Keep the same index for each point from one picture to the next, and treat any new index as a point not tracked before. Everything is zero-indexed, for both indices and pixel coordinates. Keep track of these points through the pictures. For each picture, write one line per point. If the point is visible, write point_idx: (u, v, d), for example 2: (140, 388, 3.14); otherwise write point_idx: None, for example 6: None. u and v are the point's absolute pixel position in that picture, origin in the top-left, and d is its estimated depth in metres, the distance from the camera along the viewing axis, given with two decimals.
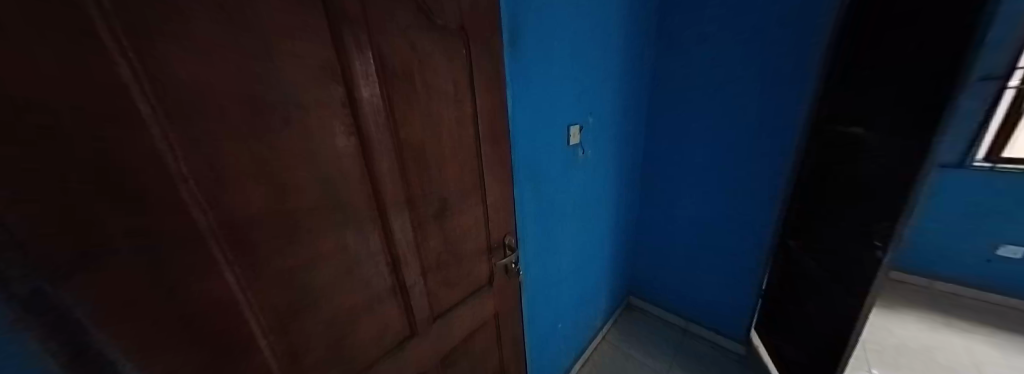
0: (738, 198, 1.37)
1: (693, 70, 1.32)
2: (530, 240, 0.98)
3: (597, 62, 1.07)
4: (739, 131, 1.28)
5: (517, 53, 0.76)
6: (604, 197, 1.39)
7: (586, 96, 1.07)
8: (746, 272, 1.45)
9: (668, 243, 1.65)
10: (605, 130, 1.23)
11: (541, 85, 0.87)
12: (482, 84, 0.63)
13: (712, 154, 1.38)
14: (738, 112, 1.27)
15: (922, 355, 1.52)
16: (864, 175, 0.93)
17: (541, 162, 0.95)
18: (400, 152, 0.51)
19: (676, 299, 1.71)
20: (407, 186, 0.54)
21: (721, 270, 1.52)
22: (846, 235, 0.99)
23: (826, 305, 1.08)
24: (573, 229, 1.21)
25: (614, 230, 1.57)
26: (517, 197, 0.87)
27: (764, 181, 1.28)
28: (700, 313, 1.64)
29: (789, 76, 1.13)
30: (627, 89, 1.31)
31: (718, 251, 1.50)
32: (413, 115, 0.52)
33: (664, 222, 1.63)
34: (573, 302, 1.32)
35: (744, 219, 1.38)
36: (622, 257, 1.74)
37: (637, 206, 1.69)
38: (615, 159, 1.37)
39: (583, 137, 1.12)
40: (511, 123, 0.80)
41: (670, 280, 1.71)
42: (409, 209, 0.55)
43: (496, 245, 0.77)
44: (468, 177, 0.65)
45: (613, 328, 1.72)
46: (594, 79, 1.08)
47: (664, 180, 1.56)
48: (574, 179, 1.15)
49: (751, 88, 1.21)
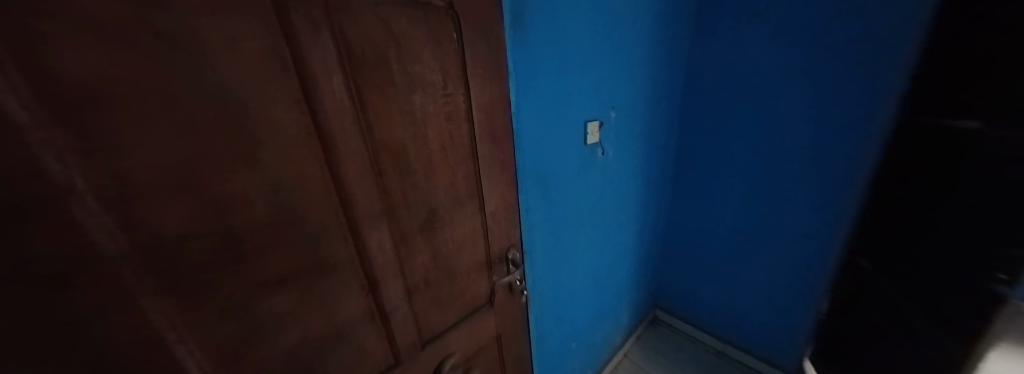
0: (791, 205, 1.18)
1: (739, 55, 1.13)
2: (540, 251, 0.88)
3: (621, 50, 0.94)
4: (796, 126, 1.09)
5: (522, 37, 0.66)
6: (628, 202, 1.26)
7: (608, 86, 0.94)
8: (799, 292, 1.25)
9: (702, 254, 1.47)
10: (629, 127, 1.09)
11: (553, 76, 0.76)
12: (479, 74, 0.53)
13: (761, 154, 1.18)
14: (795, 105, 1.07)
15: None
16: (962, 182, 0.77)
17: (553, 164, 0.84)
18: (373, 154, 0.43)
19: (710, 316, 1.53)
20: (386, 196, 0.46)
21: (767, 286, 1.32)
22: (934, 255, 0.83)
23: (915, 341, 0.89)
24: (590, 237, 1.10)
25: (640, 237, 1.42)
26: (523, 203, 0.78)
27: (828, 186, 1.08)
28: (740, 334, 1.45)
29: (865, 58, 0.92)
30: (655, 80, 1.15)
31: (763, 266, 1.31)
32: (390, 110, 0.44)
33: (697, 230, 1.45)
34: (591, 316, 1.21)
35: (798, 229, 1.18)
36: (648, 267, 1.58)
37: (667, 212, 1.52)
38: (641, 159, 1.23)
39: (603, 135, 0.99)
40: (515, 119, 0.70)
41: (704, 295, 1.52)
42: (389, 221, 0.47)
43: (498, 261, 0.68)
44: (462, 184, 0.56)
45: (636, 345, 1.57)
46: (617, 67, 0.95)
47: (700, 182, 1.37)
48: (593, 181, 1.03)
49: (814, 74, 1.01)
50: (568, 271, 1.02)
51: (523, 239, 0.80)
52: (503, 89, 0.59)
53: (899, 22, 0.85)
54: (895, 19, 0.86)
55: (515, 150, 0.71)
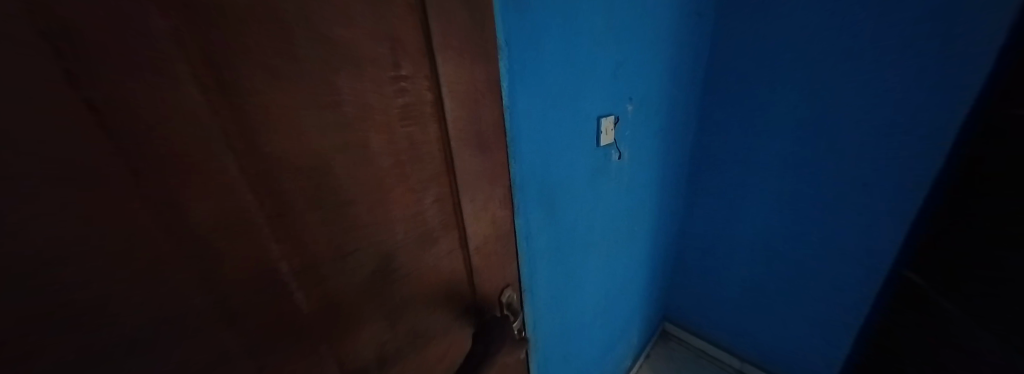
0: (829, 214, 1.04)
1: (778, 41, 0.97)
2: (543, 279, 0.72)
3: (640, 31, 0.78)
4: (843, 124, 0.94)
5: (521, 6, 0.49)
6: (644, 210, 1.11)
7: (626, 76, 0.79)
8: (833, 308, 1.12)
9: (719, 265, 1.34)
10: (648, 126, 0.94)
11: (559, 60, 0.60)
12: (454, 48, 0.35)
13: (797, 155, 1.04)
14: (846, 98, 0.92)
15: None
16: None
17: (559, 172, 0.69)
18: (265, 180, 0.24)
19: (727, 332, 1.40)
20: (292, 247, 0.27)
21: (796, 302, 1.19)
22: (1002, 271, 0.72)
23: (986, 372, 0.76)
24: (601, 254, 0.95)
25: (654, 248, 1.28)
26: (522, 226, 0.62)
27: (878, 193, 0.95)
28: (762, 352, 1.33)
29: (943, 44, 0.78)
30: (676, 71, 0.99)
31: (791, 280, 1.18)
32: (298, 103, 0.25)
33: (719, 240, 1.30)
34: (601, 339, 1.09)
35: (837, 240, 1.05)
36: (661, 279, 1.44)
37: (682, 219, 1.38)
38: (659, 162, 1.08)
39: (617, 135, 0.84)
40: (511, 118, 0.53)
41: (721, 309, 1.39)
42: (296, 288, 0.29)
43: (488, 309, 0.50)
44: (434, 212, 0.38)
45: (646, 364, 1.44)
46: (636, 54, 0.80)
47: (720, 186, 1.23)
48: (607, 190, 0.88)
49: (872, 63, 0.86)
50: (576, 294, 0.89)
51: (523, 271, 0.64)
52: (494, 73, 0.41)
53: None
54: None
55: (510, 158, 0.54)
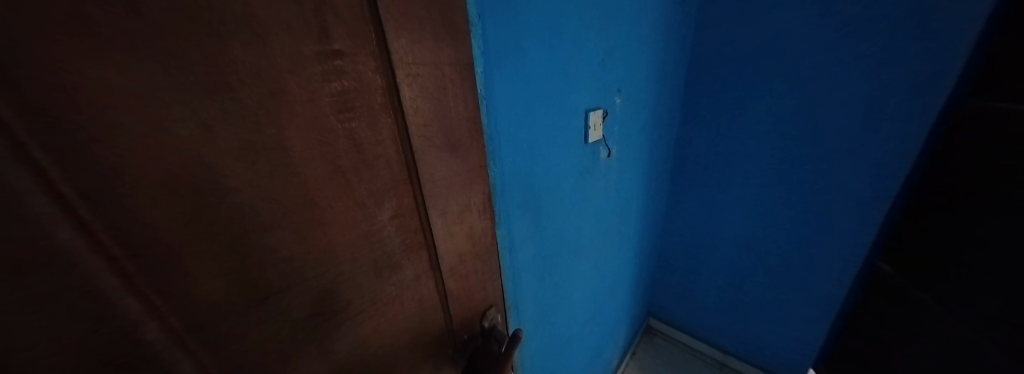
0: (806, 208, 1.05)
1: (761, 34, 0.95)
2: (528, 291, 0.66)
3: (626, 19, 0.73)
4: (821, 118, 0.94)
5: None
6: (631, 210, 1.08)
7: (613, 68, 0.74)
8: (811, 299, 1.15)
9: (704, 259, 1.33)
10: (634, 122, 0.90)
11: (543, 48, 0.53)
12: (410, 16, 0.26)
13: (778, 152, 1.04)
14: (824, 93, 0.92)
15: None
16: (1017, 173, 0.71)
17: (545, 172, 0.62)
18: (97, 208, 0.15)
19: (710, 325, 1.42)
20: (165, 304, 0.18)
21: (775, 294, 1.22)
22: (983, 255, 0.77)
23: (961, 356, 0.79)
24: (589, 256, 0.91)
25: (641, 247, 1.26)
26: (506, 236, 0.55)
27: (855, 189, 0.96)
28: (744, 344, 1.36)
29: (920, 40, 0.78)
30: (661, 65, 0.96)
31: (772, 273, 1.19)
32: (153, 82, 0.16)
33: (703, 237, 1.30)
34: (590, 342, 1.07)
35: (814, 233, 1.07)
36: (646, 275, 1.43)
37: (665, 215, 1.37)
38: (645, 161, 1.05)
39: (606, 130, 0.79)
40: (491, 114, 0.45)
41: (706, 304, 1.40)
42: (182, 361, 0.20)
43: (468, 337, 0.43)
44: (393, 232, 0.30)
45: (633, 362, 1.43)
46: (623, 43, 0.75)
47: (703, 183, 1.22)
48: (594, 190, 0.83)
49: (853, 60, 0.86)
50: (564, 299, 0.85)
51: (507, 285, 0.58)
52: (465, 54, 0.33)
53: None
54: None
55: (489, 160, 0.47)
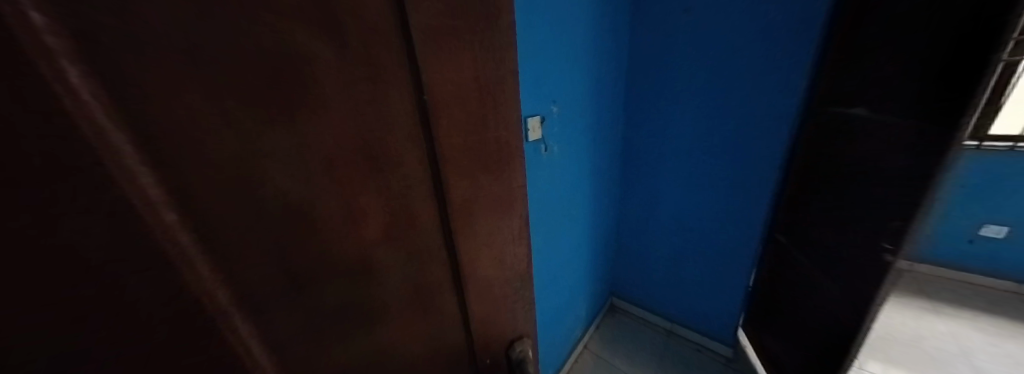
0: (724, 194, 1.23)
1: (678, 43, 1.10)
2: None
3: (559, 30, 0.83)
4: (730, 116, 1.10)
5: None
6: (581, 201, 1.21)
7: (549, 77, 0.84)
8: (733, 271, 1.34)
9: (650, 240, 1.52)
10: (575, 122, 1.01)
11: None
12: (448, 46, 0.29)
13: (701, 145, 1.20)
14: (730, 95, 1.08)
15: (909, 343, 1.44)
16: (858, 161, 0.83)
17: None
18: (185, 208, 0.17)
19: (657, 298, 1.61)
20: (227, 300, 0.20)
21: (706, 268, 1.41)
22: (837, 224, 0.91)
23: (821, 312, 0.99)
24: (541, 239, 1.01)
25: (593, 235, 1.40)
26: None
27: (761, 179, 1.12)
28: (686, 315, 1.53)
29: (791, 55, 0.94)
30: (600, 72, 1.09)
31: (702, 249, 1.38)
32: (226, 97, 0.17)
33: (643, 223, 1.50)
34: (547, 321, 1.19)
35: (731, 215, 1.24)
36: (603, 257, 1.59)
37: (618, 202, 1.53)
38: (591, 157, 1.20)
39: (545, 132, 0.89)
40: None
41: (653, 280, 1.59)
42: (238, 357, 0.21)
43: (491, 360, 0.48)
44: (420, 239, 0.32)
45: (596, 334, 1.59)
46: (558, 52, 0.85)
47: (645, 173, 1.39)
48: (540, 181, 0.93)
49: (742, 72, 1.03)
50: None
51: None
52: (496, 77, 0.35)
53: (815, 16, 0.88)
54: (813, 12, 0.88)
55: None
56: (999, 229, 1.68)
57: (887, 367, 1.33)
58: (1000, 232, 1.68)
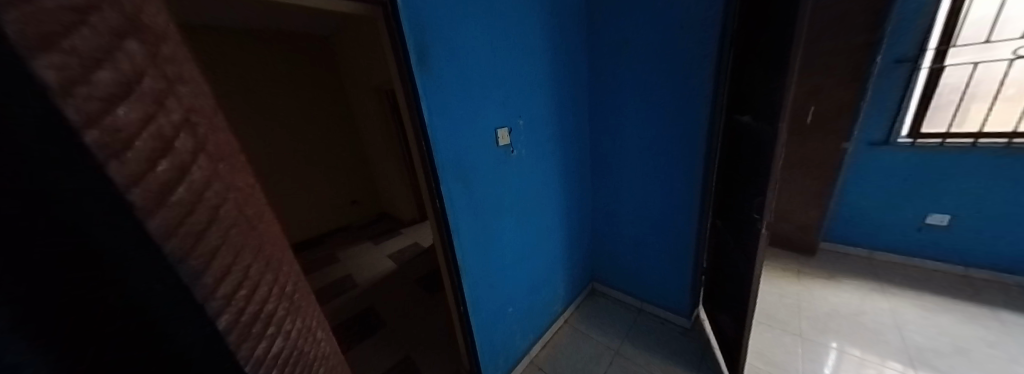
0: (668, 189, 1.50)
1: (620, 71, 1.46)
2: (463, 222, 1.22)
3: (516, 71, 1.28)
4: (664, 126, 1.41)
5: (428, 69, 0.99)
6: (548, 193, 1.59)
7: (512, 102, 1.28)
8: (683, 255, 1.58)
9: (617, 229, 1.80)
10: (537, 132, 1.43)
11: (459, 99, 1.10)
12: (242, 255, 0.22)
13: (647, 149, 1.50)
14: (660, 109, 1.39)
15: (850, 319, 1.62)
16: (748, 157, 1.11)
17: (468, 163, 1.17)
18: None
19: (628, 281, 1.87)
20: None
21: (663, 253, 1.66)
22: (743, 208, 1.15)
23: (741, 278, 1.23)
24: (513, 215, 1.43)
25: (564, 222, 1.74)
26: (444, 191, 1.12)
27: (692, 176, 1.39)
28: (650, 294, 1.79)
29: (699, 79, 1.25)
30: (557, 95, 1.48)
31: (658, 236, 1.64)
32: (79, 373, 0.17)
33: (610, 213, 1.80)
34: (519, 288, 1.54)
35: (675, 206, 1.51)
36: (581, 244, 1.90)
37: (591, 197, 1.85)
38: (557, 158, 1.57)
39: (513, 139, 1.33)
40: (432, 130, 1.04)
41: (623, 264, 1.86)
42: None
43: None
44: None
45: (576, 312, 1.90)
46: (519, 87, 1.30)
47: (609, 173, 1.70)
48: (508, 174, 1.35)
49: (664, 88, 1.35)
50: (492, 246, 1.37)
51: (450, 214, 1.16)
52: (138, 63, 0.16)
53: (710, 50, 1.19)
54: (709, 48, 1.19)
55: (433, 151, 1.06)
56: (942, 217, 1.81)
57: (846, 346, 1.47)
58: (942, 219, 1.80)
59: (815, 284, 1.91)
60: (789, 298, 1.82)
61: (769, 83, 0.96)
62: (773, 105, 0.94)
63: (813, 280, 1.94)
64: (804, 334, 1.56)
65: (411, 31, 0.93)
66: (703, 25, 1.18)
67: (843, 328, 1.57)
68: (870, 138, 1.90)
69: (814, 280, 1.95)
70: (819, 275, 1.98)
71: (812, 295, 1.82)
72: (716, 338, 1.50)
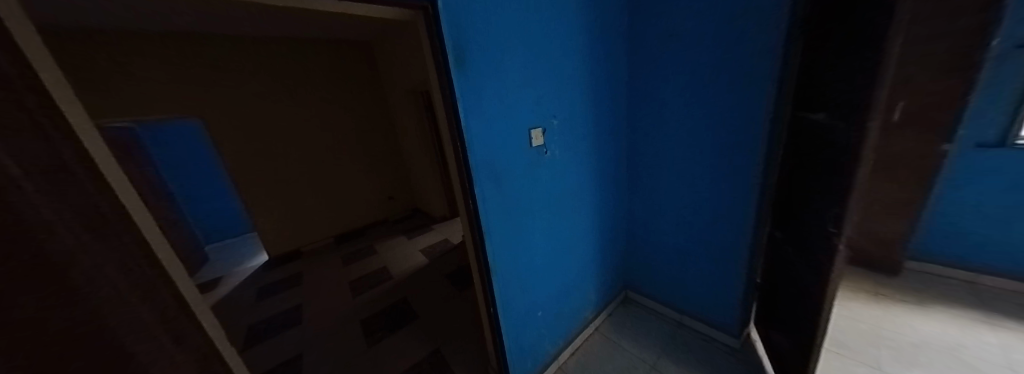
0: (716, 194, 1.37)
1: (662, 64, 1.36)
2: (495, 224, 1.21)
3: (552, 68, 1.23)
4: (711, 125, 1.29)
5: (465, 69, 0.99)
6: (583, 196, 1.53)
7: (546, 101, 1.24)
8: (733, 267, 1.44)
9: (656, 235, 1.69)
10: (571, 131, 1.37)
11: (495, 99, 1.09)
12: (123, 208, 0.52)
13: (692, 149, 1.38)
14: (707, 106, 1.28)
15: (945, 354, 1.37)
16: (819, 161, 0.97)
17: (500, 164, 1.16)
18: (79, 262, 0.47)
19: (666, 291, 1.75)
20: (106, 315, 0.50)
21: (707, 263, 1.52)
22: (812, 218, 1.01)
23: (805, 297, 1.08)
24: (544, 217, 1.39)
25: (598, 225, 1.67)
26: (477, 193, 1.12)
27: (745, 180, 1.26)
28: (692, 307, 1.66)
29: (756, 72, 1.11)
30: (593, 92, 1.41)
31: (704, 244, 1.50)
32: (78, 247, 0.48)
33: (649, 217, 1.69)
34: (549, 292, 1.50)
35: (726, 213, 1.37)
36: (614, 249, 1.82)
37: (626, 200, 1.76)
38: (592, 158, 1.50)
39: (547, 139, 1.30)
40: (467, 131, 1.03)
41: (662, 273, 1.74)
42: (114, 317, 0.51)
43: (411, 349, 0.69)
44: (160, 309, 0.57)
45: (606, 320, 1.82)
46: (554, 85, 1.26)
47: (647, 174, 1.60)
48: (541, 175, 1.32)
49: (717, 82, 1.22)
50: (524, 249, 1.35)
51: (481, 215, 1.16)
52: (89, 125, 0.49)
53: (773, 38, 1.05)
54: (772, 36, 1.05)
55: (467, 152, 1.06)
56: None
57: None
58: None
59: (897, 308, 1.65)
60: (863, 324, 1.58)
61: (850, 76, 0.83)
62: (857, 100, 0.80)
63: (896, 305, 1.67)
64: (884, 367, 1.34)
65: (450, 33, 0.94)
66: (766, 11, 1.04)
67: (937, 364, 1.32)
68: (979, 139, 1.58)
69: (898, 304, 1.67)
70: (903, 299, 1.70)
71: (896, 322, 1.56)
72: (771, 362, 1.35)
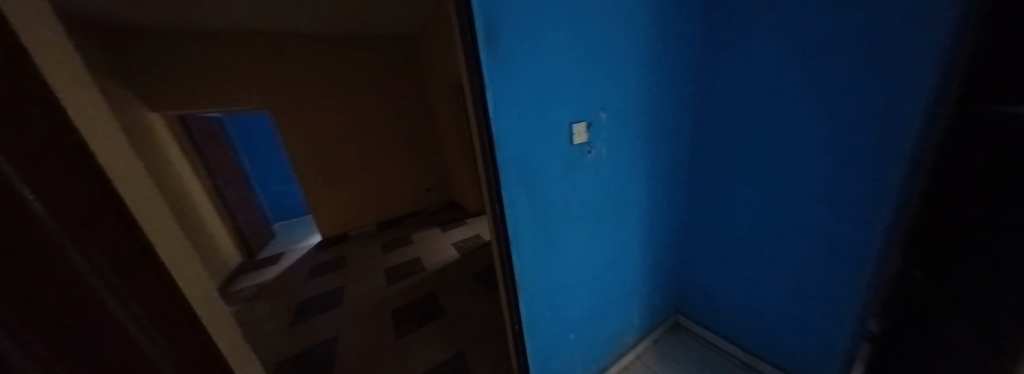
0: (815, 214, 1.10)
1: (751, 52, 1.13)
2: (525, 233, 1.06)
3: (603, 49, 1.02)
4: (817, 129, 1.02)
5: (497, 51, 0.83)
6: (631, 203, 1.31)
7: (594, 90, 1.04)
8: (831, 309, 1.15)
9: (722, 255, 1.45)
10: (622, 127, 1.15)
11: (531, 88, 0.92)
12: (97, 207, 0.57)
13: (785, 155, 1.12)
14: (814, 104, 1.01)
15: None
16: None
17: (534, 164, 0.99)
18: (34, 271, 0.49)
19: (733, 324, 1.50)
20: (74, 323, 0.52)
21: (791, 297, 1.25)
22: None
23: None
24: (582, 228, 1.21)
25: (647, 237, 1.43)
26: (505, 197, 0.97)
27: (864, 201, 0.98)
28: (767, 347, 1.39)
29: (899, 59, 0.83)
30: (651, 80, 1.17)
31: (790, 274, 1.23)
32: None
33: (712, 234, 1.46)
34: (584, 311, 1.32)
35: (827, 240, 1.10)
36: (666, 267, 1.61)
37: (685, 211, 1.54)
38: (645, 158, 1.26)
39: (592, 136, 1.10)
40: (495, 126, 0.88)
41: (729, 302, 1.49)
42: None
43: None
44: None
45: (650, 348, 1.60)
46: (605, 70, 1.04)
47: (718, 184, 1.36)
48: (583, 178, 1.13)
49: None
50: (558, 261, 1.18)
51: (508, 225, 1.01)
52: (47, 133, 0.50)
53: (934, 12, 0.76)
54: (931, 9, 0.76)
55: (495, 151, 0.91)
56: None
57: None
58: None
59: None
60: None
61: None
62: None
63: None
64: None
65: (480, 4, 0.77)
66: None
67: None
68: None
69: None
70: None
71: None
72: None
